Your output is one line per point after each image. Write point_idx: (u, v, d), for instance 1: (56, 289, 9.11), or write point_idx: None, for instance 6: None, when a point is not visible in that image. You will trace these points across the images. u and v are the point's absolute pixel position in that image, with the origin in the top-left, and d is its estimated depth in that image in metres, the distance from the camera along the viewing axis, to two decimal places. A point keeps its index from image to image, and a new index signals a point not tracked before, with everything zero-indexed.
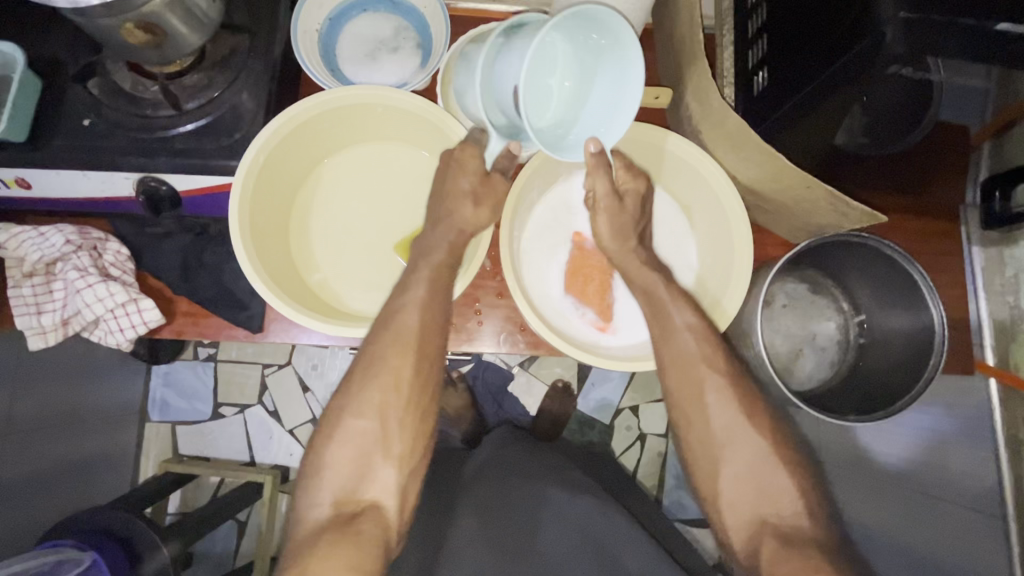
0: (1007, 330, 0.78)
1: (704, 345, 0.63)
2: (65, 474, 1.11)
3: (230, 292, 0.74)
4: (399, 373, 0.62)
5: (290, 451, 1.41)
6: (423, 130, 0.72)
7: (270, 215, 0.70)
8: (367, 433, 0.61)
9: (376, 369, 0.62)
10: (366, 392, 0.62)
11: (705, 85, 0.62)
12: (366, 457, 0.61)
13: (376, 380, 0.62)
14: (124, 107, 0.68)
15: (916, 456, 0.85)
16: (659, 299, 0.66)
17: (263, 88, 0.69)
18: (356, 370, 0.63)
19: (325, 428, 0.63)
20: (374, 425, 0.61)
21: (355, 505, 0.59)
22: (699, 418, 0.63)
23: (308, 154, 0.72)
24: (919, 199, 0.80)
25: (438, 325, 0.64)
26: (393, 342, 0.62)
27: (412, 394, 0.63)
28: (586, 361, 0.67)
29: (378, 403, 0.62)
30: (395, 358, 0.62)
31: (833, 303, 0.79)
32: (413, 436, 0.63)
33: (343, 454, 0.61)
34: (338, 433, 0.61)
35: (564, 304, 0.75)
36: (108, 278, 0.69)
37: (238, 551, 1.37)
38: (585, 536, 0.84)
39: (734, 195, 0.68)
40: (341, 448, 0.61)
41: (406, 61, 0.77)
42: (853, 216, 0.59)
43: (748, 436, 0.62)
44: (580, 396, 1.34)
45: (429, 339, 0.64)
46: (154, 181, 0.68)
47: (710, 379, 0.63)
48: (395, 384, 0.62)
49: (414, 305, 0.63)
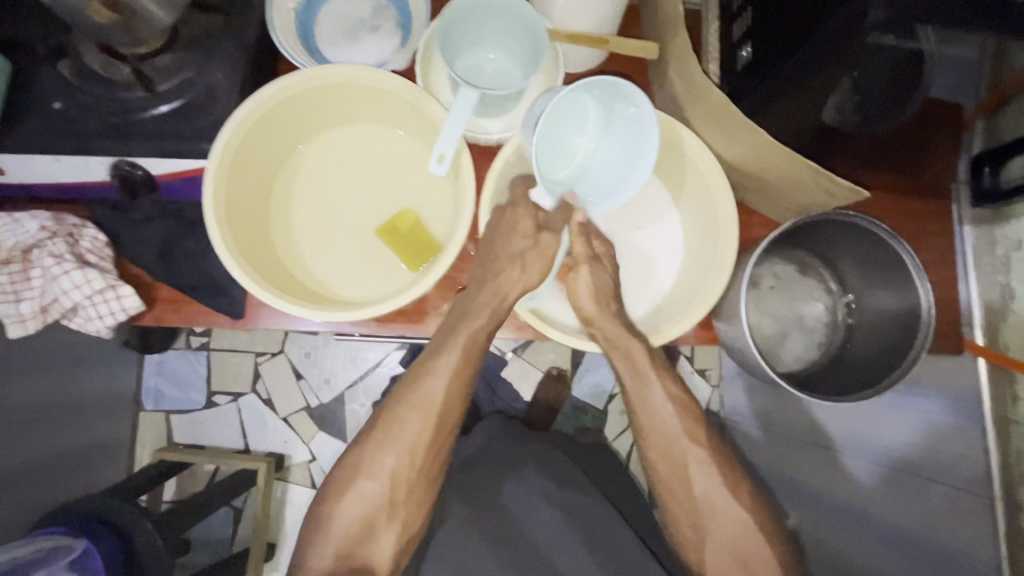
0: (997, 310, 0.77)
1: (687, 419, 0.73)
2: (59, 463, 1.11)
3: (211, 277, 0.73)
4: (415, 446, 0.70)
5: (285, 439, 1.41)
6: (402, 110, 0.70)
7: (246, 201, 0.69)
8: (378, 496, 0.70)
9: (396, 439, 0.70)
10: (383, 458, 0.70)
11: (686, 61, 0.61)
12: (373, 518, 0.70)
13: (396, 449, 0.70)
14: (98, 90, 0.66)
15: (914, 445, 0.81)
16: (643, 365, 0.70)
17: (238, 68, 0.68)
18: (379, 433, 0.70)
19: (339, 482, 0.72)
20: (383, 489, 0.70)
21: (357, 558, 0.70)
22: (683, 490, 0.72)
23: (284, 137, 0.70)
24: (907, 179, 0.79)
25: (457, 399, 0.71)
26: (415, 416, 0.70)
27: (423, 462, 0.71)
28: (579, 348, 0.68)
29: (391, 471, 0.70)
30: (416, 431, 0.70)
31: (822, 284, 0.78)
32: (418, 503, 0.72)
33: (354, 511, 0.70)
34: (348, 495, 0.71)
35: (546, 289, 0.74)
36: (85, 264, 0.68)
37: (234, 538, 1.38)
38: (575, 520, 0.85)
39: (719, 173, 0.66)
40: (352, 506, 0.71)
41: (386, 41, 0.75)
42: (837, 193, 0.58)
43: (727, 505, 0.72)
44: (573, 382, 1.34)
45: (447, 416, 0.71)
46: (129, 165, 0.66)
47: (693, 452, 0.72)
48: (410, 457, 0.70)
49: (439, 380, 0.69)
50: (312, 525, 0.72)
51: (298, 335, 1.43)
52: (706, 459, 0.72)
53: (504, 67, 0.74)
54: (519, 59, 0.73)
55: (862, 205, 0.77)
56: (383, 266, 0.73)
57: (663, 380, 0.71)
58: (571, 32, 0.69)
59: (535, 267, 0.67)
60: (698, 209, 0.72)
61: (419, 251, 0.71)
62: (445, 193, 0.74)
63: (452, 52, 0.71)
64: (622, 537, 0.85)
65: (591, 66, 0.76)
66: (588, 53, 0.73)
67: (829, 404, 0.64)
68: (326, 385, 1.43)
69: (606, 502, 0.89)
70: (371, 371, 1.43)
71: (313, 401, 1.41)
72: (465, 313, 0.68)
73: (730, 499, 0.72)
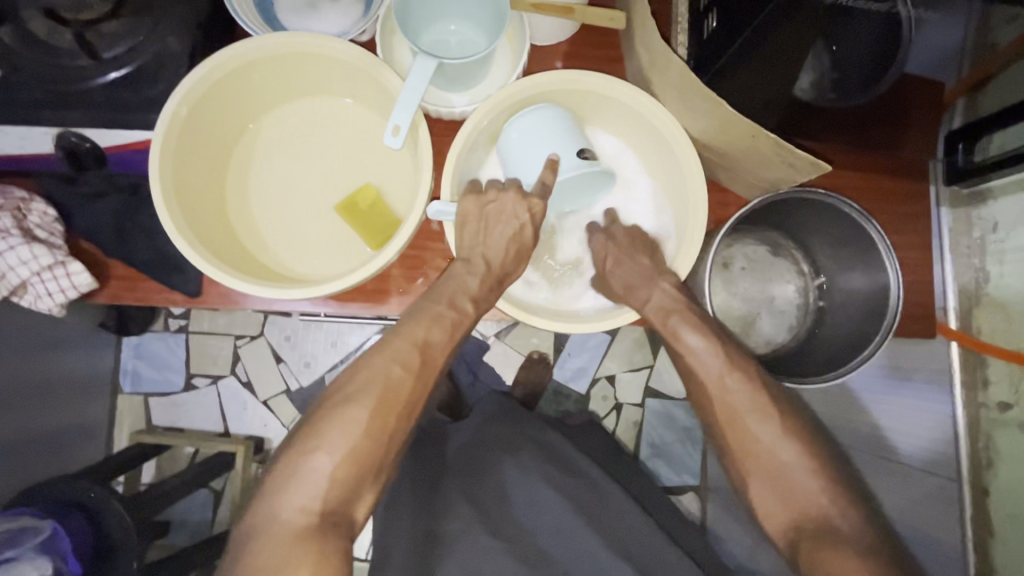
0: (970, 294, 0.79)
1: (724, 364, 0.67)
2: (30, 444, 1.09)
3: (166, 254, 0.70)
4: (403, 390, 0.63)
5: (265, 422, 1.40)
6: (360, 80, 0.67)
7: (199, 175, 0.66)
8: (361, 444, 0.61)
9: (383, 382, 0.63)
10: (366, 401, 0.62)
11: (649, 30, 0.58)
12: (356, 470, 0.60)
13: (382, 392, 0.62)
14: (39, 56, 0.63)
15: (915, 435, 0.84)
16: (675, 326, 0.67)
17: (188, 34, 0.65)
18: (361, 377, 0.63)
19: (311, 433, 0.61)
20: (375, 438, 0.61)
21: (335, 520, 0.59)
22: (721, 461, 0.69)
23: (238, 110, 0.68)
24: (892, 156, 0.75)
25: (446, 344, 0.66)
26: (404, 359, 0.64)
27: (408, 411, 0.64)
28: (582, 324, 0.64)
29: (383, 421, 0.62)
30: (403, 374, 0.63)
31: (794, 265, 0.77)
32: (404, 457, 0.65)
33: (332, 462, 0.60)
34: (328, 440, 0.60)
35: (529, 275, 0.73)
36: (32, 239, 0.66)
37: (215, 520, 1.37)
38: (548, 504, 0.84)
39: (689, 148, 0.64)
40: (328, 457, 0.60)
41: (348, 10, 0.71)
42: (801, 167, 0.56)
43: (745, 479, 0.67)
44: (556, 366, 1.33)
45: (433, 362, 0.65)
46: (76, 137, 0.65)
47: (746, 409, 0.66)
48: (397, 404, 0.63)
49: (434, 326, 0.65)
50: (273, 484, 0.60)
51: (278, 317, 1.41)
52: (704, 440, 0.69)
53: (469, 37, 0.71)
54: (484, 29, 0.70)
55: (840, 185, 0.76)
56: (343, 244, 0.71)
57: (693, 330, 0.67)
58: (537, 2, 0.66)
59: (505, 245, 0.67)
60: (671, 186, 0.70)
61: (379, 227, 0.69)
62: (409, 168, 0.71)
63: (415, 21, 0.69)
64: (604, 514, 0.85)
65: (561, 38, 0.73)
66: (556, 25, 0.70)
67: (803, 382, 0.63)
68: (306, 368, 1.41)
69: (591, 476, 0.88)
70: (352, 354, 1.41)
71: (294, 384, 1.40)
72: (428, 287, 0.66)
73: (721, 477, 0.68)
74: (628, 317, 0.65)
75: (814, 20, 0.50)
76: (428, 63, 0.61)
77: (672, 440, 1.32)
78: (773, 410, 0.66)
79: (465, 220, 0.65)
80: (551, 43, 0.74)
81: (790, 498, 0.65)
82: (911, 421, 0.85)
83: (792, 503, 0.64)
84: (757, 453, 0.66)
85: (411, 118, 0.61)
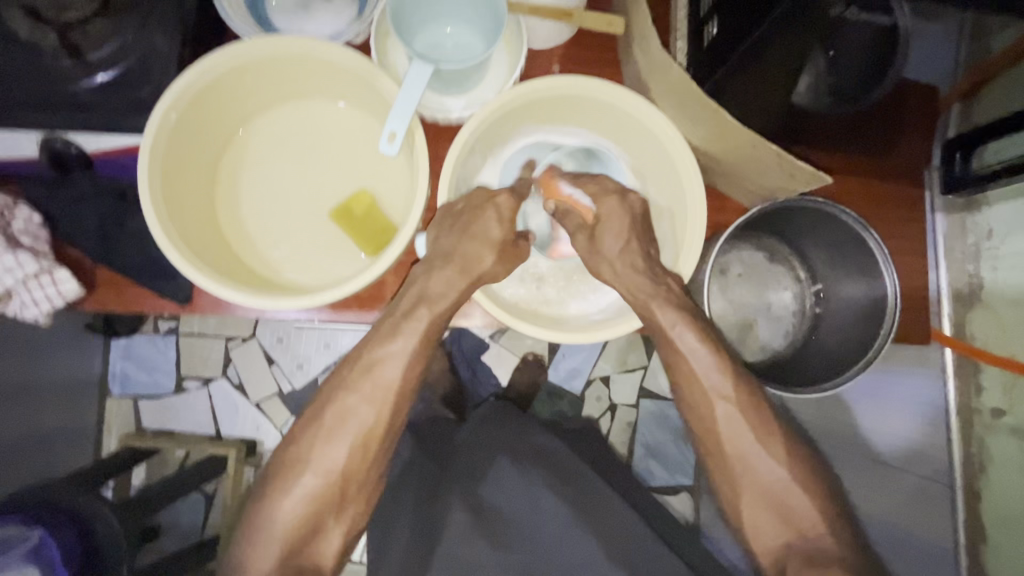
0: (965, 299, 0.80)
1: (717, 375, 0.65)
2: (15, 450, 1.07)
3: (154, 261, 0.68)
4: (366, 438, 0.68)
5: (258, 425, 1.38)
6: (353, 86, 0.66)
7: (189, 180, 0.65)
8: (324, 492, 0.67)
9: (347, 430, 0.67)
10: (329, 448, 0.67)
11: (648, 36, 0.58)
12: (320, 513, 0.68)
13: (349, 442, 0.67)
14: (22, 58, 0.61)
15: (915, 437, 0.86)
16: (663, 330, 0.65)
17: (174, 35, 0.63)
18: (331, 426, 0.68)
19: (283, 477, 0.68)
20: (328, 482, 0.68)
21: (303, 556, 0.67)
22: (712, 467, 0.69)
23: (229, 113, 0.66)
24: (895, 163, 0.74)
25: (411, 387, 0.69)
26: (368, 404, 0.67)
27: (373, 453, 0.69)
28: (566, 336, 0.64)
29: (339, 466, 0.68)
30: (369, 419, 0.67)
31: (791, 272, 0.77)
32: (369, 494, 0.70)
33: (298, 507, 0.67)
34: (290, 488, 0.68)
35: (524, 286, 0.73)
36: (18, 247, 0.63)
37: (206, 523, 1.35)
38: (551, 506, 0.84)
39: (688, 156, 0.63)
40: (296, 502, 0.67)
41: (341, 12, 0.70)
42: (801, 177, 0.56)
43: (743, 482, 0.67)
44: (550, 366, 1.32)
45: (402, 405, 0.69)
46: (62, 143, 0.64)
47: (734, 421, 0.66)
48: (361, 451, 0.68)
49: (394, 364, 0.67)
50: (248, 526, 0.69)
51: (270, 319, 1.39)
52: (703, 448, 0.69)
53: (465, 40, 0.70)
54: (480, 32, 0.69)
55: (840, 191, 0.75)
56: (337, 249, 0.70)
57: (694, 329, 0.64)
58: (535, 5, 0.65)
59: (487, 247, 0.65)
60: (668, 192, 0.69)
61: (374, 235, 0.68)
62: (404, 174, 0.70)
63: (410, 23, 0.67)
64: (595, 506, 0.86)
65: (559, 41, 0.72)
66: (553, 29, 0.69)
67: (802, 395, 0.63)
68: (299, 370, 1.40)
69: (587, 482, 0.89)
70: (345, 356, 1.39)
71: (286, 387, 1.38)
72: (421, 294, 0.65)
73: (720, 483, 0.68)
74: (579, 340, 0.63)
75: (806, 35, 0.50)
76: (424, 67, 0.60)
77: (665, 440, 1.32)
78: (764, 419, 0.67)
79: (449, 223, 0.64)
80: (548, 47, 0.73)
81: (784, 511, 0.66)
82: (906, 426, 0.86)
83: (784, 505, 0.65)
84: (756, 456, 0.66)
85: (407, 124, 0.60)
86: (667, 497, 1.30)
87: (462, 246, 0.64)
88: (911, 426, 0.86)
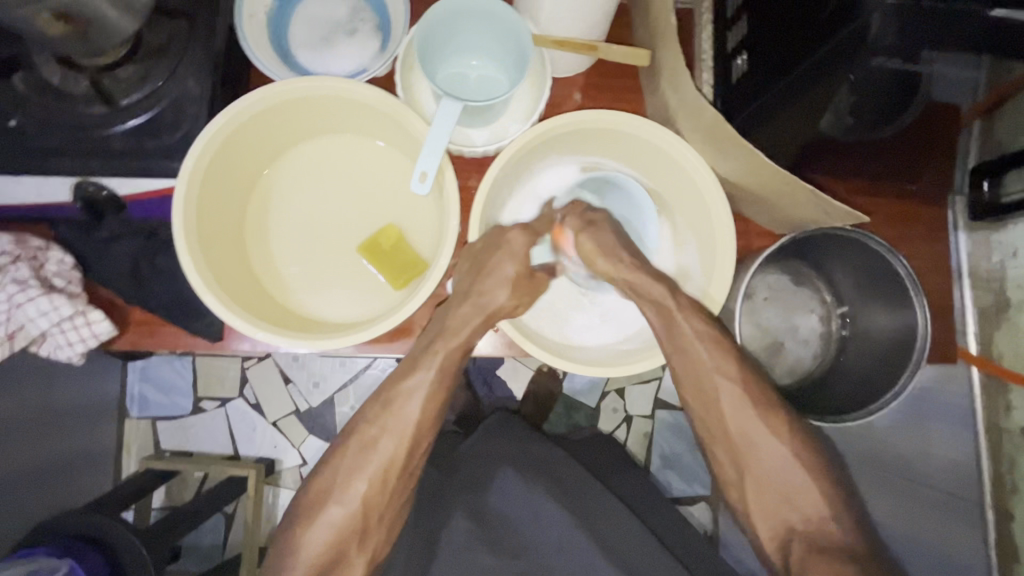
0: (990, 317, 0.82)
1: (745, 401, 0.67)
2: (34, 479, 1.06)
3: (186, 299, 0.69)
4: (389, 469, 0.68)
5: (276, 444, 1.35)
6: (382, 123, 0.67)
7: (220, 220, 0.66)
8: (348, 521, 0.68)
9: (370, 462, 0.68)
10: (363, 476, 0.68)
11: (679, 75, 0.59)
12: (343, 544, 0.68)
13: (374, 474, 0.68)
14: (56, 107, 0.62)
15: (942, 455, 0.89)
16: (698, 351, 0.65)
17: (206, 77, 0.63)
18: (365, 459, 0.68)
19: (308, 508, 0.69)
20: (353, 513, 0.68)
21: None
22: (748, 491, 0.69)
23: (259, 152, 0.67)
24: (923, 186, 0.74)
25: (431, 422, 0.69)
26: (391, 437, 0.68)
27: (402, 482, 0.69)
28: (609, 370, 0.63)
29: (367, 497, 0.68)
30: (391, 452, 0.68)
31: (816, 295, 0.78)
32: (389, 525, 0.70)
33: (322, 536, 0.67)
34: (317, 522, 0.68)
35: (540, 319, 0.72)
36: (52, 290, 0.64)
37: (227, 543, 1.33)
38: (585, 530, 0.84)
39: (715, 190, 0.64)
40: (322, 533, 0.68)
41: (364, 46, 0.70)
42: (834, 214, 0.57)
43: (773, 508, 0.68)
44: (566, 378, 1.28)
45: (422, 440, 0.69)
46: (93, 185, 0.64)
47: (763, 447, 0.67)
48: (383, 480, 0.68)
49: (416, 400, 0.67)
50: (278, 559, 0.69)
51: None
52: (738, 473, 0.69)
53: (490, 72, 0.70)
54: (504, 64, 0.69)
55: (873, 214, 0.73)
56: (367, 284, 0.70)
57: (719, 355, 0.65)
58: (560, 39, 0.65)
59: (509, 284, 0.66)
60: (694, 221, 0.70)
61: (402, 269, 0.69)
62: (430, 208, 0.70)
63: (435, 58, 0.68)
64: (609, 530, 0.85)
65: (580, 70, 0.72)
66: (578, 60, 0.69)
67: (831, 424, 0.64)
68: (316, 388, 1.37)
69: (615, 503, 0.88)
70: (360, 373, 1.36)
71: (302, 405, 1.35)
72: (452, 328, 0.66)
73: (756, 508, 0.68)
74: (576, 372, 0.63)
75: (830, 95, 0.51)
76: (453, 106, 0.60)
77: (684, 451, 1.30)
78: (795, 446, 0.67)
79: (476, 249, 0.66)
80: (571, 75, 0.73)
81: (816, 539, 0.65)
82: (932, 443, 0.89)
83: (822, 528, 0.66)
84: (790, 474, 0.67)
85: (437, 163, 0.61)
86: (688, 506, 1.29)
87: (485, 281, 0.66)
88: (939, 443, 0.88)
